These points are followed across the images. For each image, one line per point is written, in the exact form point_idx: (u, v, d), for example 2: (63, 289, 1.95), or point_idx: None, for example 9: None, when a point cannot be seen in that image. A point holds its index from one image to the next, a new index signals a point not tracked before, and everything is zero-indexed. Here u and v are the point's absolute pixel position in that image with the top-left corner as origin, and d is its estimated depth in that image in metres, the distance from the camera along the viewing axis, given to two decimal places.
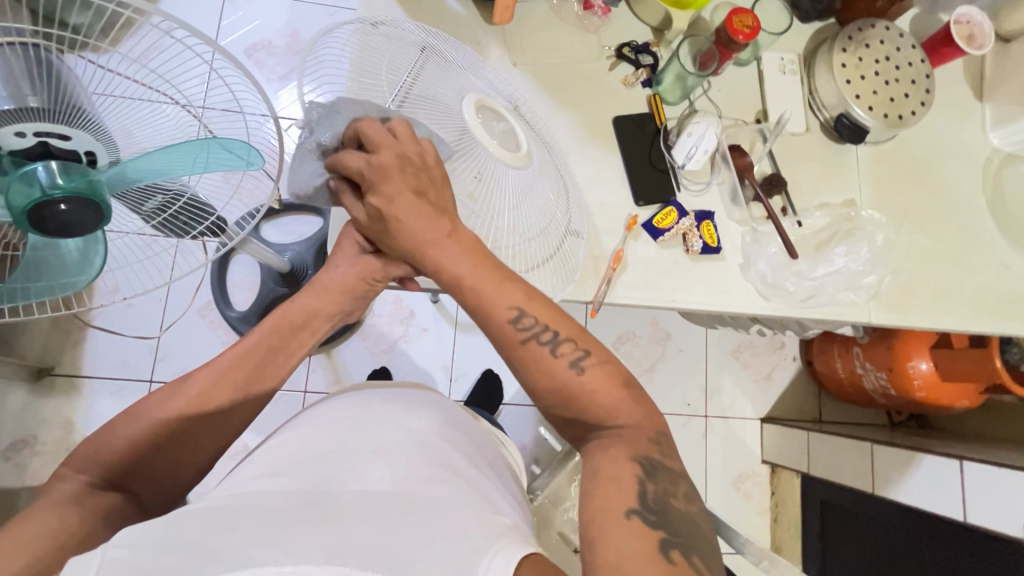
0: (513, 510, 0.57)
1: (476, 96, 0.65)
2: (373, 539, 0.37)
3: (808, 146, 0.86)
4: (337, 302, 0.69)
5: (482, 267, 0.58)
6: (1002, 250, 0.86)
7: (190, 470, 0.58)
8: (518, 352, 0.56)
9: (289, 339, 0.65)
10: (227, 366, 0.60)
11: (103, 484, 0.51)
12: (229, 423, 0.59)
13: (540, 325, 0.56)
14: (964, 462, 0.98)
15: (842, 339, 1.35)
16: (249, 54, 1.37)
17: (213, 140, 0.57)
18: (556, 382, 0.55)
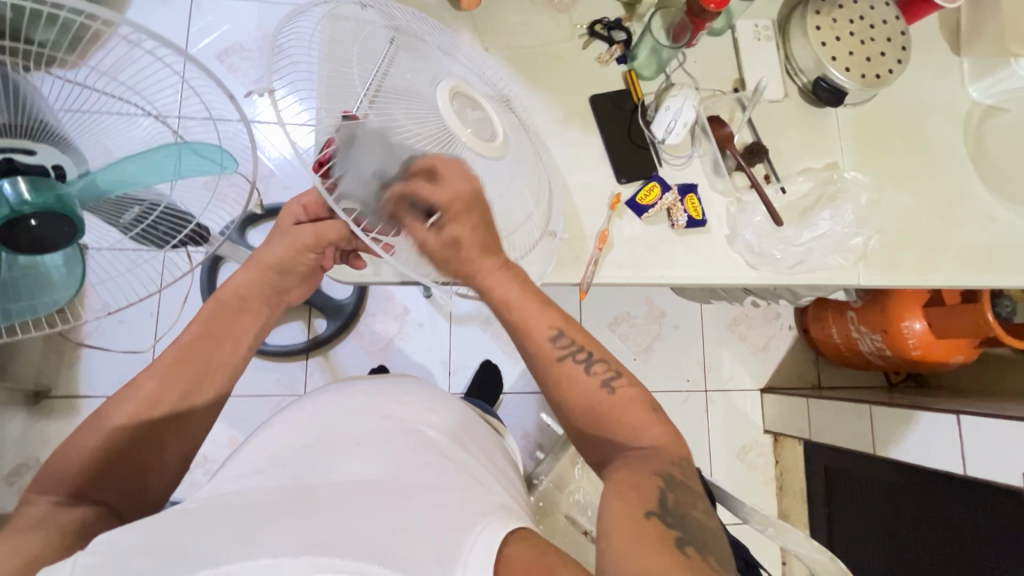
0: (506, 491, 0.57)
1: (450, 84, 0.63)
2: (353, 530, 0.37)
3: (787, 112, 0.85)
4: (270, 281, 0.71)
5: (527, 295, 0.62)
6: (987, 202, 0.86)
7: (159, 475, 0.61)
8: (552, 369, 0.60)
9: (230, 327, 0.68)
10: (171, 365, 0.63)
11: (74, 497, 0.54)
12: (185, 422, 0.63)
13: (575, 346, 0.60)
14: (961, 416, 0.99)
15: (836, 304, 1.35)
16: (221, 60, 1.35)
17: (182, 145, 0.56)
18: (586, 399, 0.58)
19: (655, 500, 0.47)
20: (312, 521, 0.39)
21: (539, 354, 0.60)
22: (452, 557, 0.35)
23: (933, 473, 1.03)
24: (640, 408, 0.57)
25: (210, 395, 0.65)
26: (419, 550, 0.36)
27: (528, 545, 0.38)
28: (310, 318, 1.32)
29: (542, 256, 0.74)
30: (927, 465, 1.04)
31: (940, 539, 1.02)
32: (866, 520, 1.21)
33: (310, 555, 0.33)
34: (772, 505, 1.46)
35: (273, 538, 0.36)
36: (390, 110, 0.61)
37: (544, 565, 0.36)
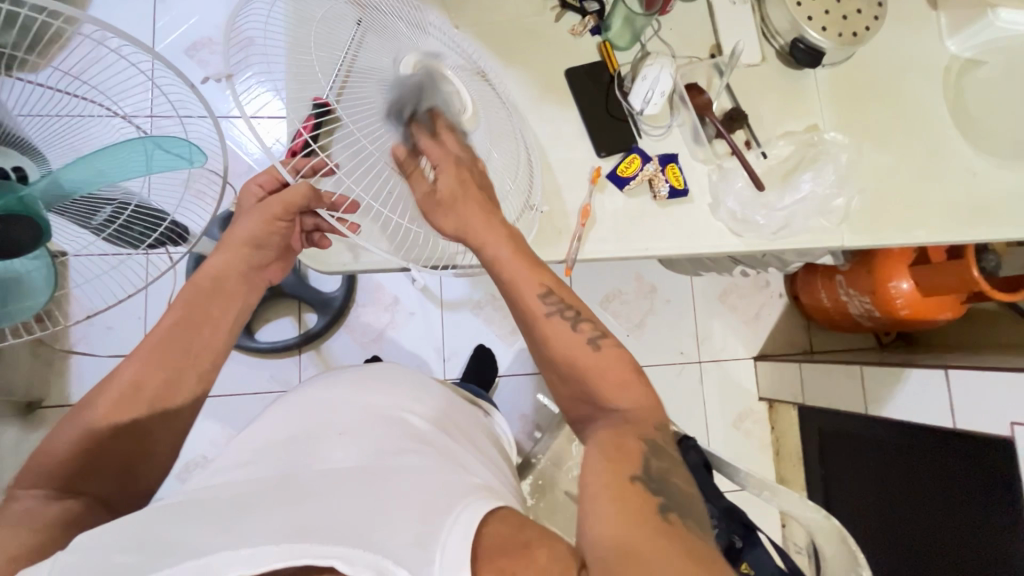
0: (494, 476, 0.57)
1: (417, 58, 0.63)
2: (332, 516, 0.37)
3: (765, 76, 0.84)
4: (244, 256, 0.70)
5: (519, 257, 0.63)
6: (968, 157, 0.86)
7: (149, 463, 0.62)
8: (540, 325, 0.61)
9: (208, 310, 0.67)
10: (151, 350, 0.63)
11: (58, 490, 0.54)
12: (170, 408, 0.62)
13: (563, 304, 0.61)
14: (949, 369, 1.00)
15: (824, 268, 1.36)
16: (190, 55, 1.32)
17: (147, 139, 0.55)
18: (573, 360, 0.59)
19: (639, 466, 0.47)
20: (290, 509, 0.39)
21: (530, 314, 0.61)
22: (433, 539, 0.35)
23: (924, 429, 1.05)
24: (631, 383, 0.56)
25: (195, 380, 0.65)
26: (397, 534, 0.36)
27: (506, 527, 0.38)
28: (300, 313, 1.31)
29: (521, 223, 0.76)
30: (917, 421, 1.06)
31: (930, 491, 1.04)
32: (858, 478, 1.24)
33: (286, 542, 0.33)
34: (769, 470, 1.48)
35: (252, 526, 0.36)
36: (362, 105, 0.60)
37: (523, 543, 0.37)
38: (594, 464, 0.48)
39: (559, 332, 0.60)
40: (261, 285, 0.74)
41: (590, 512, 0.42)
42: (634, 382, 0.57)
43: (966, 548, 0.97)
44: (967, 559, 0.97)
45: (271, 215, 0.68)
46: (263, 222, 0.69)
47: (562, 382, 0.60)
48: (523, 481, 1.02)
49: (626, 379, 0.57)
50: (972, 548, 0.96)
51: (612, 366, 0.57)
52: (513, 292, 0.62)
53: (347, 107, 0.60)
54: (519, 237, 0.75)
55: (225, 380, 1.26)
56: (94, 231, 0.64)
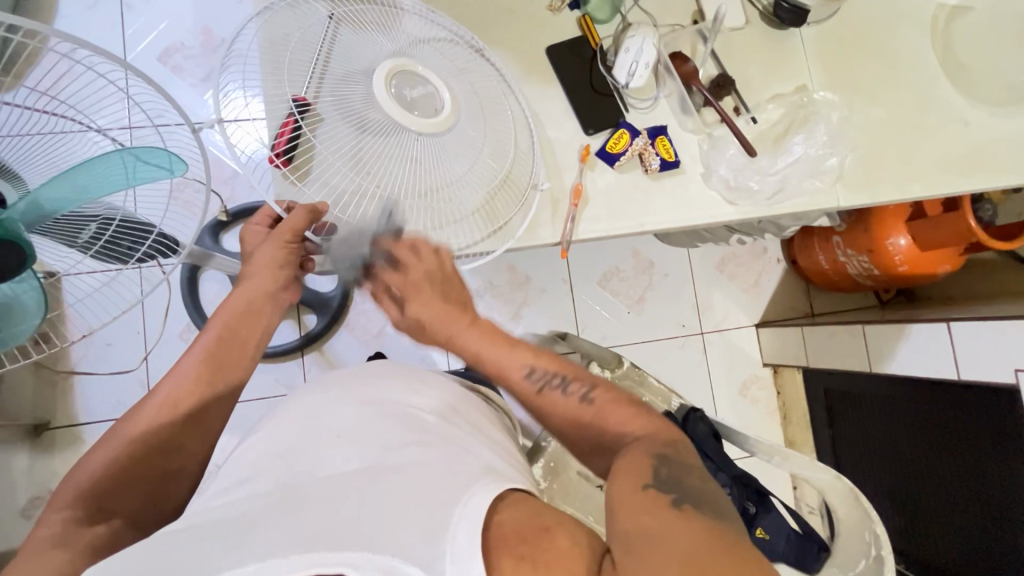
0: (501, 457, 0.57)
1: (388, 65, 0.62)
2: (336, 520, 0.38)
3: (750, 38, 0.82)
4: (268, 276, 0.73)
5: (490, 338, 0.62)
6: (961, 106, 0.84)
7: (177, 479, 0.64)
8: (534, 402, 0.60)
9: (238, 330, 0.71)
10: (189, 370, 0.66)
11: (88, 512, 0.56)
12: (202, 422, 0.65)
13: (551, 375, 0.60)
14: (951, 322, 1.01)
15: (821, 230, 1.35)
16: (163, 62, 1.29)
17: (128, 150, 0.54)
18: (570, 416, 0.59)
19: (650, 474, 0.49)
20: (301, 516, 0.39)
21: (516, 390, 0.60)
22: (441, 532, 0.37)
23: (931, 384, 1.05)
24: (634, 414, 0.58)
25: (225, 397, 0.68)
26: (402, 534, 0.37)
27: (522, 512, 0.40)
28: (299, 315, 1.30)
29: (504, 196, 0.74)
30: (923, 377, 1.06)
31: (938, 443, 1.05)
32: (865, 434, 1.25)
33: (301, 550, 0.34)
34: (777, 434, 1.49)
35: (266, 539, 0.37)
36: (336, 107, 0.64)
37: (539, 527, 0.39)
38: (615, 474, 0.51)
39: (551, 403, 0.59)
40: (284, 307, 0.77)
41: (614, 514, 0.47)
42: (640, 413, 0.58)
43: (974, 495, 0.98)
44: (978, 508, 0.98)
45: (285, 237, 0.71)
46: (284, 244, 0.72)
47: (558, 426, 0.60)
48: (535, 465, 1.02)
49: (629, 417, 0.57)
50: (980, 496, 0.97)
51: (612, 413, 0.58)
52: (497, 378, 0.61)
53: (323, 105, 0.64)
54: (505, 215, 0.74)
55: None
56: (80, 249, 0.63)
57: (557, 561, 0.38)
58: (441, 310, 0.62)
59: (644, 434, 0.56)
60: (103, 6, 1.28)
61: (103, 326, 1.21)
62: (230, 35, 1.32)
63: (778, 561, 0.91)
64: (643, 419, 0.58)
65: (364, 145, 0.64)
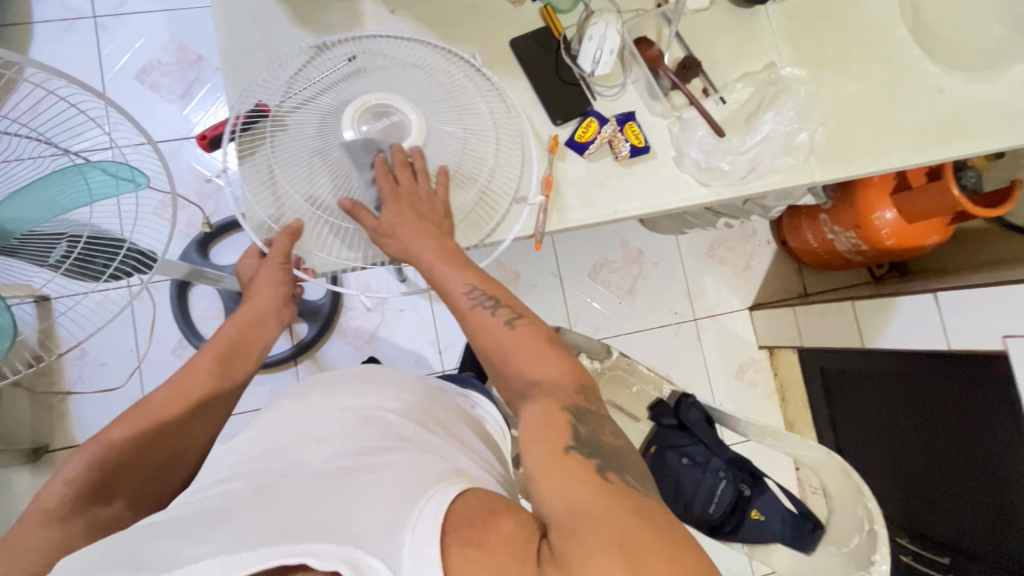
0: (479, 466, 0.57)
1: (358, 103, 0.66)
2: (304, 515, 0.39)
3: (716, 19, 0.82)
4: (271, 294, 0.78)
5: (444, 253, 0.67)
6: (932, 73, 0.83)
7: (174, 471, 0.66)
8: (468, 320, 0.64)
9: (244, 338, 0.76)
10: (201, 366, 0.71)
11: (93, 492, 0.58)
12: (207, 416, 0.69)
13: (489, 299, 0.64)
14: (938, 293, 1.01)
15: (808, 210, 1.34)
16: (142, 80, 1.30)
17: (94, 164, 0.56)
18: (495, 340, 0.62)
19: (571, 437, 0.49)
20: (259, 518, 0.40)
21: (455, 304, 0.65)
22: (404, 522, 0.37)
23: (924, 356, 1.04)
24: (556, 351, 0.60)
25: (227, 400, 0.72)
26: (369, 524, 0.38)
27: (473, 500, 0.40)
28: (290, 325, 1.31)
29: (472, 206, 0.74)
30: (915, 349, 1.06)
31: (934, 415, 1.04)
32: (864, 413, 1.24)
33: (263, 544, 0.35)
34: (777, 416, 1.49)
35: (224, 538, 0.37)
36: (300, 129, 0.67)
37: (489, 512, 0.40)
38: (530, 440, 0.50)
39: (484, 324, 0.63)
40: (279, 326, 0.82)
41: (535, 481, 0.46)
42: (557, 354, 0.59)
43: (974, 468, 0.97)
44: (980, 481, 0.96)
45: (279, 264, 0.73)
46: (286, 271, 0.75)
47: (483, 351, 0.63)
48: (529, 460, 1.04)
49: (544, 351, 0.60)
50: (980, 469, 0.96)
51: (524, 346, 0.60)
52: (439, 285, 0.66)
53: (292, 132, 0.67)
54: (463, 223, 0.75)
55: None
56: (52, 268, 0.64)
57: (500, 540, 0.38)
58: (417, 217, 0.67)
59: (558, 374, 0.57)
60: (79, 28, 1.29)
61: (96, 345, 1.21)
62: (206, 49, 1.32)
63: (774, 542, 0.92)
64: (563, 360, 0.59)
65: (322, 163, 0.67)
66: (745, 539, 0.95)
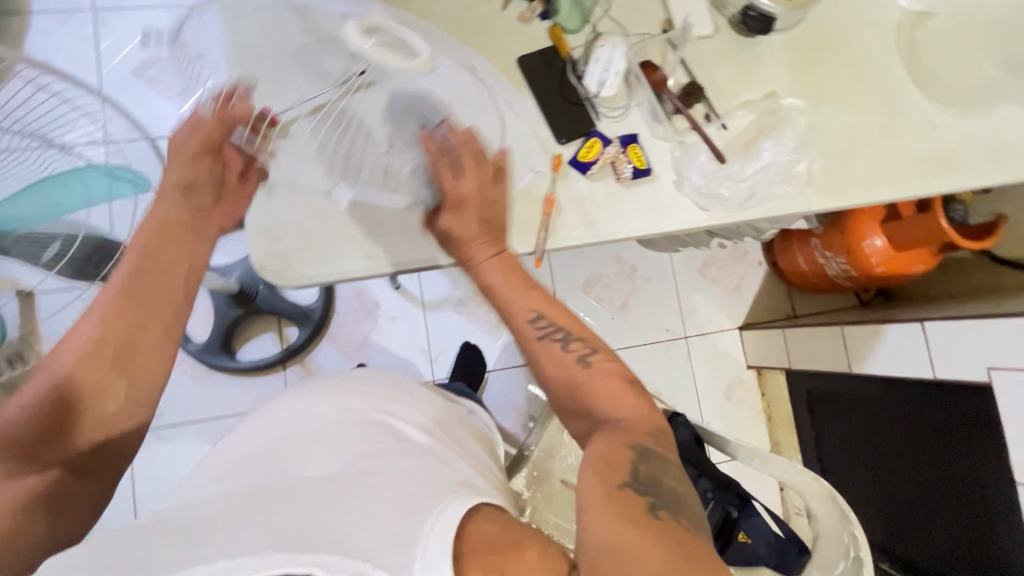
0: (480, 474, 0.59)
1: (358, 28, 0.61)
2: (307, 523, 0.39)
3: (719, 46, 0.83)
4: (181, 198, 0.65)
5: (511, 277, 0.70)
6: (926, 109, 0.85)
7: (124, 412, 0.60)
8: (535, 348, 0.66)
9: (161, 250, 0.64)
10: (114, 290, 0.60)
11: (28, 446, 0.54)
12: (130, 346, 0.59)
13: (554, 327, 0.67)
14: (925, 322, 1.02)
15: (799, 233, 1.36)
16: (139, 75, 1.28)
17: (99, 167, 0.60)
18: (564, 373, 0.64)
19: (628, 474, 0.49)
20: (263, 523, 0.40)
21: (521, 332, 0.67)
22: (413, 535, 0.37)
23: (906, 382, 1.06)
24: (627, 392, 0.62)
25: (163, 319, 0.62)
26: (374, 538, 0.37)
27: (489, 521, 0.40)
28: (280, 328, 1.29)
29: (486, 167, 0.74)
30: (897, 375, 1.07)
31: (919, 442, 1.06)
32: (850, 435, 1.25)
33: (267, 553, 0.35)
34: (763, 437, 1.50)
35: (227, 546, 0.37)
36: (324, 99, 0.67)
37: (513, 541, 0.39)
38: (588, 470, 0.51)
39: (552, 355, 0.65)
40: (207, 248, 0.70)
41: (585, 514, 0.46)
42: (632, 395, 0.61)
43: (958, 492, 0.98)
44: (963, 506, 0.98)
45: (203, 145, 0.65)
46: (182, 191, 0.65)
47: (551, 383, 0.66)
48: (518, 474, 1.04)
49: (616, 390, 0.62)
50: (963, 493, 0.97)
51: (595, 388, 0.62)
52: (507, 311, 0.69)
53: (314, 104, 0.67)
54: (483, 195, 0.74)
55: (209, 402, 1.24)
56: (44, 268, 0.63)
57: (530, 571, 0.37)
58: (475, 232, 0.69)
59: (627, 416, 0.59)
60: (77, 20, 1.27)
61: None
62: None
63: (761, 564, 0.93)
64: (630, 397, 0.61)
65: (331, 141, 0.69)
66: (730, 560, 0.95)
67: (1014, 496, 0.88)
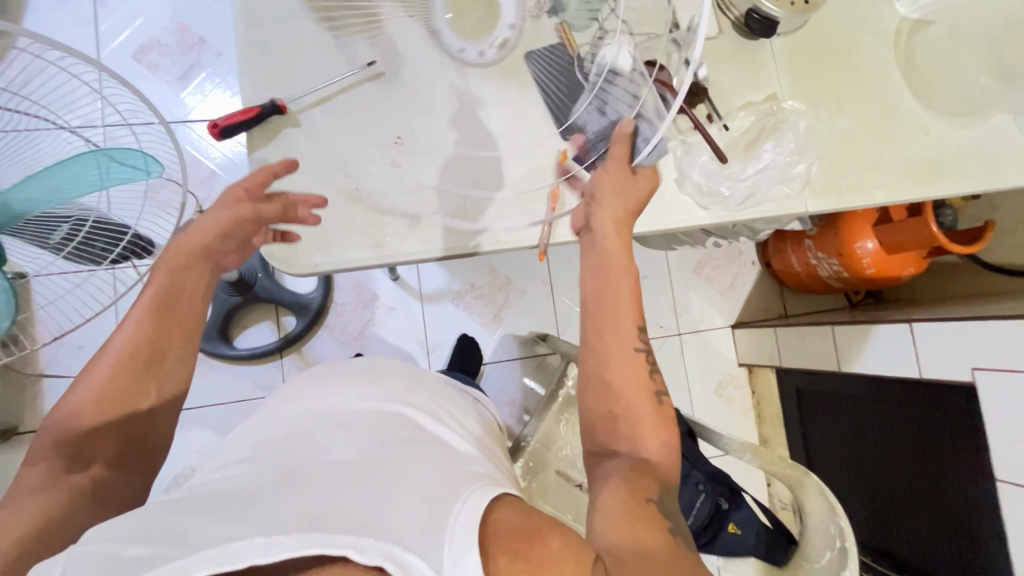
0: (490, 461, 0.61)
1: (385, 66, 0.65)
2: (335, 504, 0.41)
3: (723, 48, 0.85)
4: (206, 235, 0.67)
5: (626, 273, 0.68)
6: (921, 115, 0.88)
7: (155, 425, 0.65)
8: (618, 351, 0.65)
9: (185, 281, 0.67)
10: (139, 319, 0.63)
11: (68, 459, 0.58)
12: (156, 370, 0.64)
13: (644, 346, 0.66)
14: (913, 323, 1.04)
15: (794, 234, 1.39)
16: (139, 60, 1.27)
17: (102, 152, 0.59)
18: (631, 387, 0.63)
19: (654, 493, 0.54)
20: (289, 504, 0.41)
21: (609, 331, 0.65)
22: (439, 525, 0.39)
23: (893, 380, 1.09)
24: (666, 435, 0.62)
25: (188, 342, 0.67)
26: (402, 523, 0.39)
27: (510, 510, 0.42)
28: (278, 317, 1.30)
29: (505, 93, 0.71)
30: (886, 374, 1.10)
31: (904, 440, 1.09)
32: (837, 433, 1.28)
33: (298, 532, 0.36)
34: (752, 433, 1.53)
35: (255, 524, 0.38)
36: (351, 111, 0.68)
37: (533, 527, 0.40)
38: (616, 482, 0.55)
39: (630, 365, 0.64)
40: (223, 267, 0.72)
41: (604, 513, 0.50)
42: (673, 442, 0.62)
43: (940, 488, 1.02)
44: (945, 502, 1.01)
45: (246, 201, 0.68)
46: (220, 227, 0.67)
47: (609, 392, 0.64)
48: (515, 464, 1.06)
49: (661, 434, 0.62)
50: (945, 490, 1.01)
51: (638, 399, 0.63)
52: (610, 301, 0.66)
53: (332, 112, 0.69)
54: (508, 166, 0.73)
55: (206, 389, 1.24)
56: (53, 250, 0.65)
57: (552, 561, 0.38)
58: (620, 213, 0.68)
59: (660, 458, 0.60)
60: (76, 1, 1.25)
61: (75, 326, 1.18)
62: (208, 32, 1.30)
63: (748, 555, 0.96)
64: (667, 434, 0.62)
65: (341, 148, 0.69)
66: (717, 552, 0.97)
67: (994, 490, 0.91)
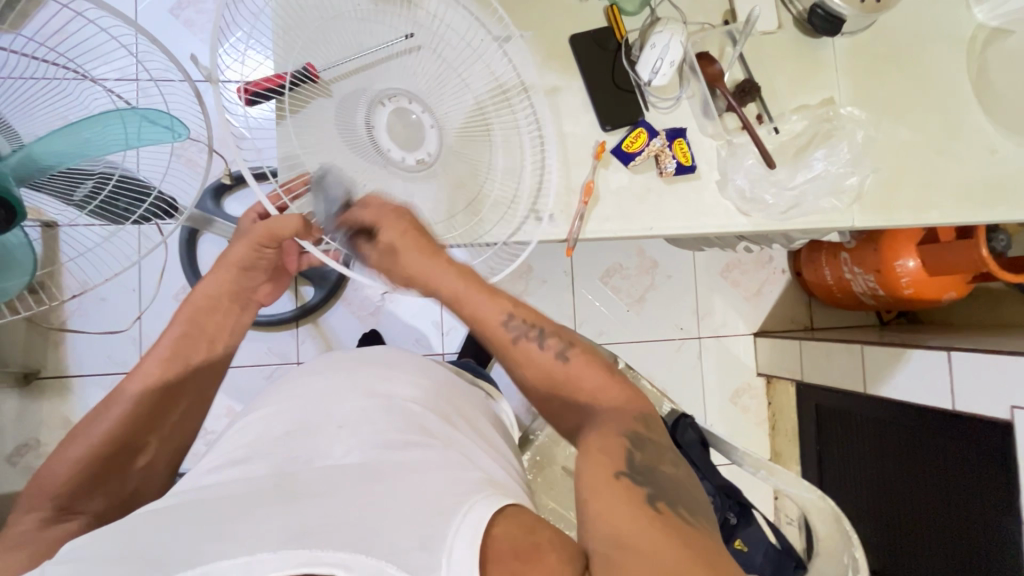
0: (501, 469, 0.60)
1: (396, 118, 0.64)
2: (330, 515, 0.40)
3: (780, 44, 0.80)
4: (234, 278, 0.73)
5: (470, 283, 0.62)
6: (989, 133, 0.81)
7: (147, 476, 0.66)
8: (509, 352, 0.61)
9: (204, 326, 0.72)
10: (155, 363, 0.67)
11: (59, 508, 0.57)
12: (162, 415, 0.67)
13: (526, 326, 0.61)
14: (952, 351, 0.99)
15: (830, 245, 1.33)
16: (175, 14, 1.25)
17: (135, 111, 0.57)
18: (542, 371, 0.60)
19: (624, 461, 0.51)
20: (280, 512, 0.40)
21: (496, 345, 0.61)
22: (437, 540, 0.37)
23: (926, 410, 1.04)
24: (610, 388, 0.59)
25: (197, 389, 0.71)
26: (399, 536, 0.38)
27: (517, 522, 0.41)
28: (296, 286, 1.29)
29: (452, 199, 0.67)
30: (915, 402, 1.05)
31: (932, 469, 1.04)
32: (857, 455, 1.24)
33: (289, 548, 0.35)
34: (764, 446, 1.49)
35: (243, 537, 0.37)
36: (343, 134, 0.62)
37: (532, 542, 0.40)
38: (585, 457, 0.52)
39: (527, 354, 0.60)
40: (243, 318, 0.77)
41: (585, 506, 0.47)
42: (614, 382, 0.60)
43: (964, 528, 0.98)
44: (967, 542, 0.97)
45: (257, 241, 0.70)
46: (240, 269, 0.73)
47: (531, 386, 0.61)
48: (522, 456, 1.05)
49: (603, 382, 0.59)
50: (967, 530, 0.97)
51: (580, 375, 0.59)
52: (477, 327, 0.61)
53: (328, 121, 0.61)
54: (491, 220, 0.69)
55: None
56: (77, 207, 0.65)
57: None
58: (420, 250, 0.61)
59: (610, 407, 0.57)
60: None
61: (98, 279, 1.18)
62: None
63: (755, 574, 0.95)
64: (617, 391, 0.59)
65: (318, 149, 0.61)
66: None
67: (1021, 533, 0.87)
